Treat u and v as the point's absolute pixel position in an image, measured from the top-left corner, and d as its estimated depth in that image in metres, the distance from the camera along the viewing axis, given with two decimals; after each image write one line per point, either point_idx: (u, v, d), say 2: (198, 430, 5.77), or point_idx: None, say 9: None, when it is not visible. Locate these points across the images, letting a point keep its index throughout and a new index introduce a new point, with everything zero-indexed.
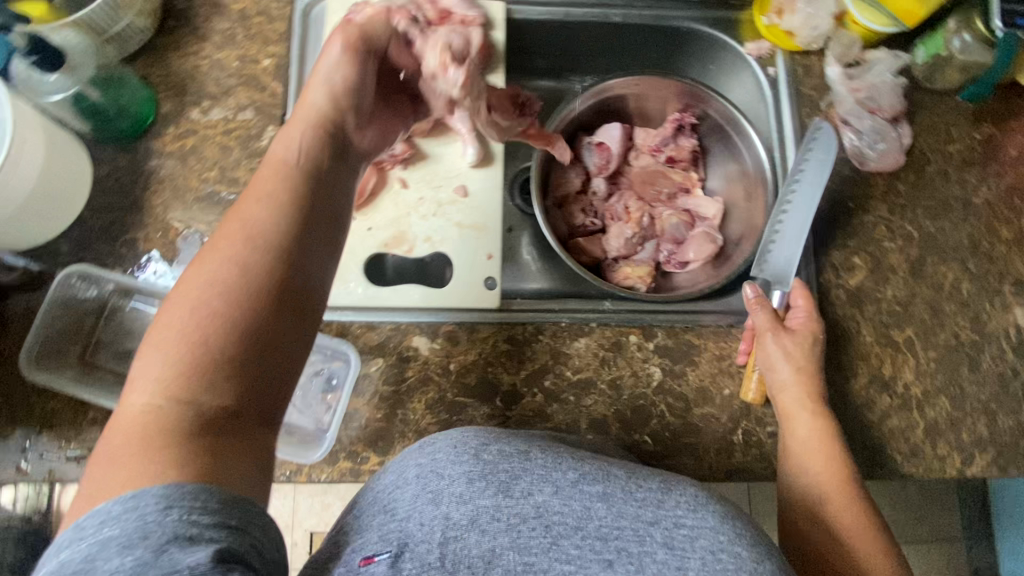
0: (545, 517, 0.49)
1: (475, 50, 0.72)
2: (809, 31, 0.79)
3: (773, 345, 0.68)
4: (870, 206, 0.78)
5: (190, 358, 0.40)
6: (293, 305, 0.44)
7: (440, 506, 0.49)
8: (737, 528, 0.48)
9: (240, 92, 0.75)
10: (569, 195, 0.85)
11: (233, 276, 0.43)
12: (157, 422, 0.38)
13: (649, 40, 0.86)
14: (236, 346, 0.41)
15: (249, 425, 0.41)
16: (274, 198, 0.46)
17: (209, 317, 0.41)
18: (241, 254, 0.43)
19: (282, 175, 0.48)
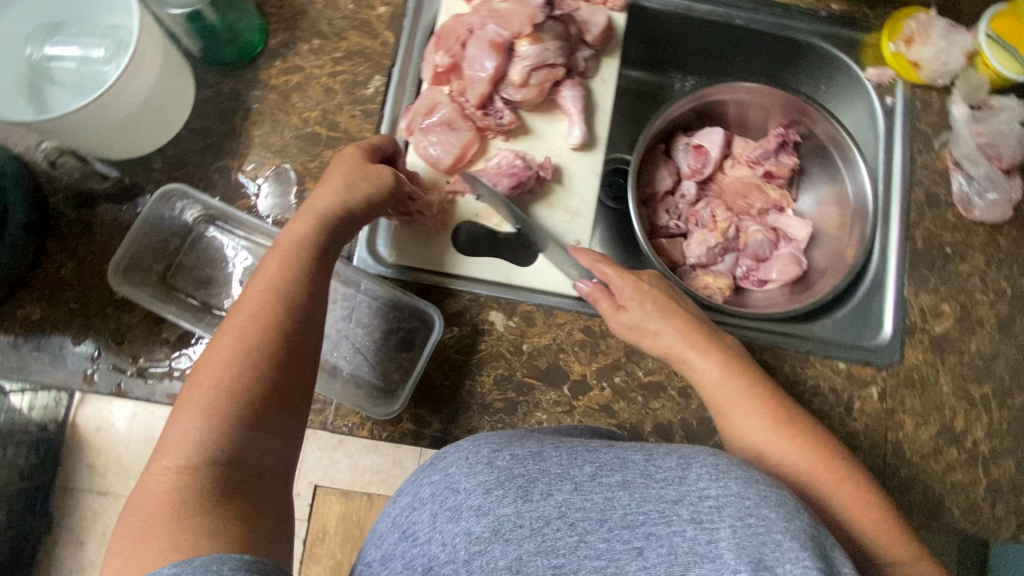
0: (569, 516, 0.44)
1: (598, 31, 0.70)
2: (938, 66, 0.77)
3: (631, 305, 0.65)
4: (968, 255, 0.76)
5: (215, 420, 0.42)
6: (300, 375, 0.47)
7: (460, 523, 0.46)
8: (762, 490, 0.41)
9: (350, 36, 0.73)
10: (658, 194, 0.83)
11: (254, 336, 0.46)
12: (179, 490, 0.39)
13: (766, 50, 0.84)
14: (258, 403, 0.44)
15: (267, 487, 0.43)
16: (277, 277, 0.50)
17: (234, 377, 0.44)
18: (255, 327, 0.47)
19: (292, 257, 0.52)
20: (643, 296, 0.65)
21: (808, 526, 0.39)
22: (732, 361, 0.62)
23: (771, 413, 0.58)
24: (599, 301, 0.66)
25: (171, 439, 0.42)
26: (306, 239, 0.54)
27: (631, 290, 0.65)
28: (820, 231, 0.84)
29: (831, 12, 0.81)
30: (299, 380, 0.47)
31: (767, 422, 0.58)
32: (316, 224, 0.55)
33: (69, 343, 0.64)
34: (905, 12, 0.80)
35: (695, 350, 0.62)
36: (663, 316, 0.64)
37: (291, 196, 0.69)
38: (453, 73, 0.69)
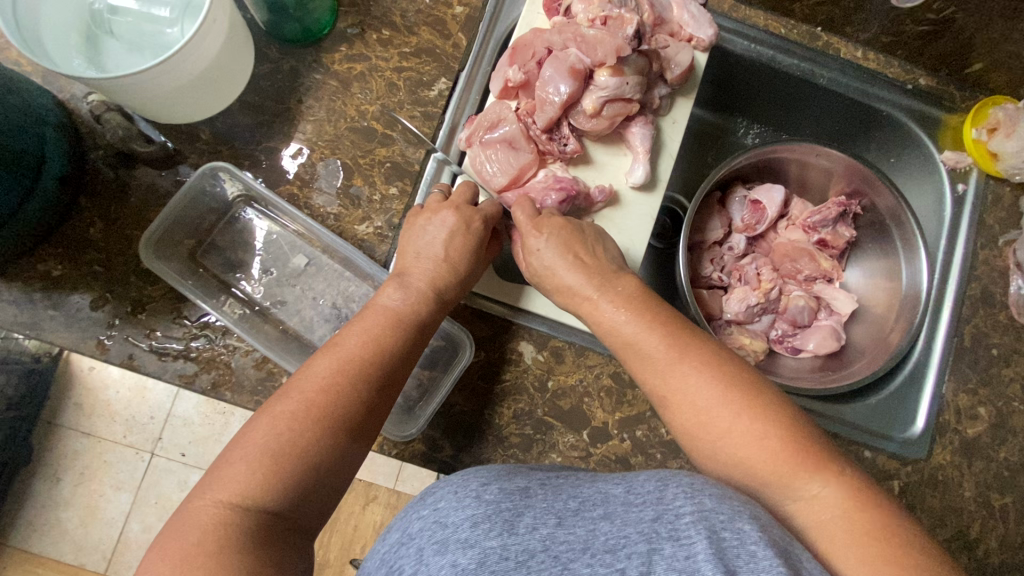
0: (553, 548, 0.41)
1: (681, 70, 0.67)
2: (1019, 160, 0.74)
3: (540, 244, 0.59)
4: (1013, 360, 0.74)
5: (269, 468, 0.45)
6: (361, 441, 0.49)
7: (445, 556, 0.41)
8: (735, 505, 0.42)
9: (421, 32, 0.70)
10: (706, 243, 0.81)
11: (327, 395, 0.48)
12: (224, 528, 0.42)
13: (843, 113, 0.80)
14: (311, 462, 0.46)
15: (297, 535, 0.46)
16: (371, 336, 0.52)
17: (294, 430, 0.47)
18: (336, 385, 0.49)
19: (386, 320, 0.54)
20: (552, 228, 0.59)
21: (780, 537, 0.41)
22: (632, 300, 0.56)
23: (671, 344, 0.54)
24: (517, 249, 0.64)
25: (229, 469, 0.45)
26: (404, 311, 0.55)
27: (535, 239, 0.59)
28: (865, 309, 0.81)
29: (917, 86, 0.78)
30: (359, 446, 0.49)
31: (665, 358, 0.53)
32: (409, 289, 0.56)
33: (87, 304, 0.62)
34: (992, 99, 0.77)
35: (597, 293, 0.57)
36: (570, 255, 0.58)
37: (336, 190, 0.66)
38: (523, 90, 0.66)
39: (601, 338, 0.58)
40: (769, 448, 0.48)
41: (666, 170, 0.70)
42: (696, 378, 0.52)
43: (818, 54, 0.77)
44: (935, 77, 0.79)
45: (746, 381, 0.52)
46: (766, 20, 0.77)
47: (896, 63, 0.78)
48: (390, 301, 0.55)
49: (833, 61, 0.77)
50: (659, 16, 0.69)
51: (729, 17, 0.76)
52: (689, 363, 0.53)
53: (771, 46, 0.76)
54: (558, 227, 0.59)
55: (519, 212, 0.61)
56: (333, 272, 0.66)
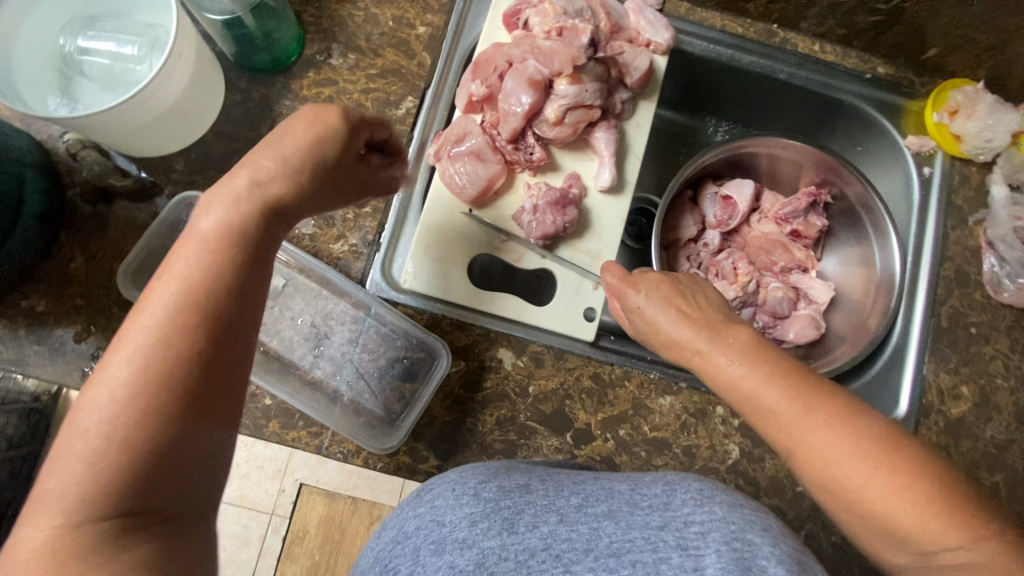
0: (554, 547, 0.49)
1: (640, 75, 0.69)
2: (981, 141, 0.75)
3: (640, 300, 0.59)
4: (992, 337, 0.74)
5: (94, 472, 0.35)
6: (213, 405, 0.38)
7: (443, 556, 0.49)
8: (747, 515, 0.48)
9: (387, 54, 0.72)
10: (680, 241, 0.83)
11: (143, 364, 0.36)
12: (64, 550, 0.34)
13: (805, 106, 0.82)
14: (152, 445, 0.36)
15: (173, 530, 0.37)
16: (184, 274, 0.38)
17: (109, 420, 0.35)
18: (150, 350, 0.36)
19: (198, 248, 0.39)
20: (651, 284, 0.60)
21: (791, 548, 0.45)
22: (742, 353, 0.53)
23: (791, 391, 0.49)
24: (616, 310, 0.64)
25: (49, 482, 0.35)
26: (222, 232, 0.40)
27: (637, 295, 0.60)
28: (842, 295, 0.82)
29: (876, 75, 0.80)
30: (216, 410, 0.39)
31: (795, 418, 0.49)
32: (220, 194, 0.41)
33: (71, 337, 0.63)
34: (952, 83, 0.78)
35: (705, 347, 0.55)
36: (674, 309, 0.58)
37: None
38: (487, 103, 0.68)
39: (717, 390, 0.55)
40: (934, 512, 0.43)
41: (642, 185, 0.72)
42: (825, 429, 0.47)
43: (776, 50, 0.79)
44: (893, 65, 0.80)
45: (895, 438, 0.46)
46: (723, 21, 0.79)
47: (854, 54, 0.80)
48: (207, 224, 0.40)
49: (791, 56, 0.79)
50: (615, 24, 0.71)
51: (686, 20, 0.78)
52: (816, 414, 0.48)
53: (730, 46, 0.78)
54: (656, 282, 0.60)
55: (608, 273, 0.63)
56: (310, 291, 0.68)
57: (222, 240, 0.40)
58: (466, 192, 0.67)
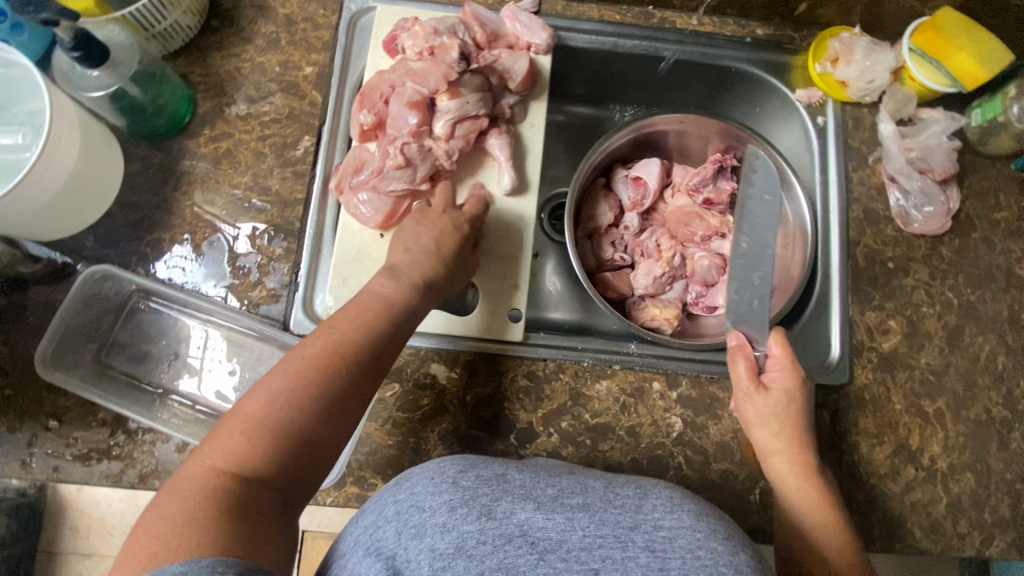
0: (530, 535, 0.50)
1: (521, 78, 0.71)
2: (864, 83, 0.77)
3: (779, 381, 0.66)
4: (911, 268, 0.76)
5: (261, 436, 0.46)
6: (347, 416, 0.51)
7: (424, 539, 0.50)
8: (712, 523, 0.51)
9: (278, 99, 0.74)
10: (600, 229, 0.85)
11: (321, 370, 0.50)
12: (215, 497, 0.42)
13: (696, 79, 0.84)
14: (303, 431, 0.48)
15: (284, 505, 0.47)
16: (363, 320, 0.55)
17: (283, 402, 0.48)
18: (329, 361, 0.51)
19: (379, 305, 0.57)
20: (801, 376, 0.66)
21: (749, 558, 0.49)
22: (788, 427, 0.64)
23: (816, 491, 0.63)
24: (742, 373, 0.67)
25: (222, 436, 0.46)
26: (391, 297, 0.58)
27: (794, 382, 0.65)
28: None
29: (756, 38, 0.82)
30: (353, 418, 0.52)
31: (809, 500, 0.62)
32: (399, 278, 0.60)
33: (5, 429, 0.63)
34: (828, 32, 0.80)
35: (787, 447, 0.64)
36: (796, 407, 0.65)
37: (226, 265, 0.69)
38: (379, 129, 0.69)
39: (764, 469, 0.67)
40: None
41: (755, 281, 0.73)
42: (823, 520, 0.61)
43: (657, 30, 0.81)
44: (771, 25, 0.83)
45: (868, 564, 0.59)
46: (600, 11, 0.81)
47: (731, 21, 0.82)
48: (384, 290, 0.59)
49: (672, 33, 0.81)
50: (491, 31, 0.74)
51: (564, 16, 0.80)
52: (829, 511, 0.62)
53: (611, 34, 0.80)
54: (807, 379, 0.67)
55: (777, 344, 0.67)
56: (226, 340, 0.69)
57: (385, 301, 0.58)
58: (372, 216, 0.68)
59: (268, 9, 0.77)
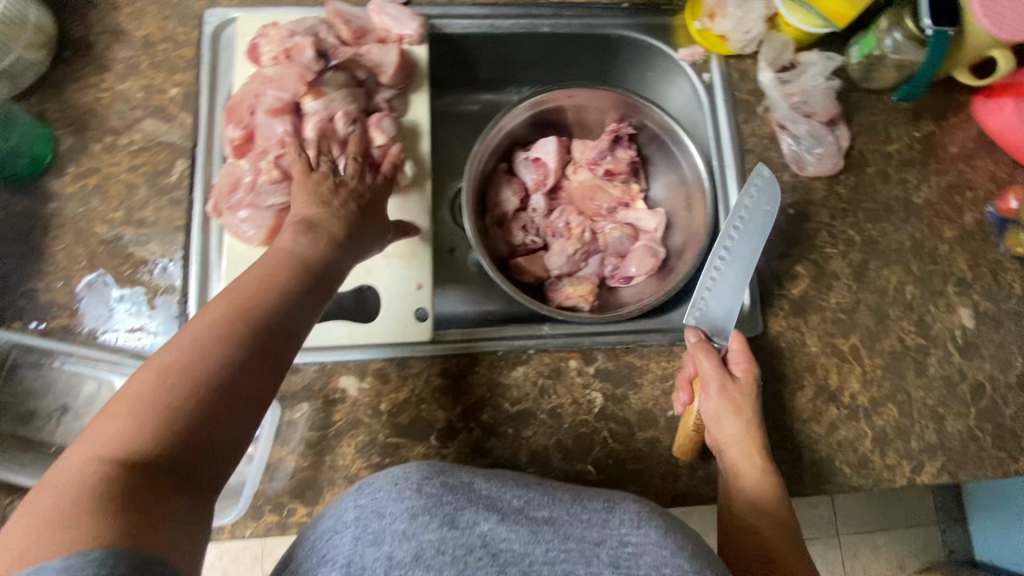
0: (493, 545, 0.47)
1: (393, 70, 0.70)
2: (742, 35, 0.77)
3: (745, 373, 0.67)
4: (811, 212, 0.77)
5: (151, 413, 0.39)
6: (258, 375, 0.44)
7: (381, 547, 0.46)
8: (677, 540, 0.49)
9: (145, 126, 0.71)
10: (507, 214, 0.84)
11: (217, 332, 0.43)
12: (96, 487, 0.35)
13: (582, 50, 0.83)
14: (202, 399, 0.40)
15: (197, 486, 0.39)
16: (264, 280, 0.48)
17: (176, 372, 0.41)
18: (226, 321, 0.44)
19: (288, 264, 0.51)
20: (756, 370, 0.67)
21: None
22: (752, 419, 0.65)
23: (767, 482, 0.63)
24: (709, 369, 0.66)
25: (100, 425, 0.39)
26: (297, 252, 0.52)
27: (756, 373, 0.67)
28: (672, 216, 0.85)
29: (633, 3, 0.81)
30: (268, 378, 0.45)
31: (758, 486, 0.63)
32: (317, 234, 0.53)
33: None
34: None
35: (754, 442, 0.64)
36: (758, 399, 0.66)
37: (110, 305, 0.66)
38: (251, 144, 0.67)
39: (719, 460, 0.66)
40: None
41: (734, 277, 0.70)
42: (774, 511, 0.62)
43: (533, 6, 0.79)
44: None
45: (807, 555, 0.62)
46: None
47: None
48: (294, 246, 0.52)
49: (548, 7, 0.80)
50: (358, 28, 0.72)
51: (434, 3, 0.78)
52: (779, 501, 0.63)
53: (485, 15, 0.78)
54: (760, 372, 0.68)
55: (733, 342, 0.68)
56: (118, 384, 0.65)
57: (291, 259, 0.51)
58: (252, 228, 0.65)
59: (124, 33, 0.74)
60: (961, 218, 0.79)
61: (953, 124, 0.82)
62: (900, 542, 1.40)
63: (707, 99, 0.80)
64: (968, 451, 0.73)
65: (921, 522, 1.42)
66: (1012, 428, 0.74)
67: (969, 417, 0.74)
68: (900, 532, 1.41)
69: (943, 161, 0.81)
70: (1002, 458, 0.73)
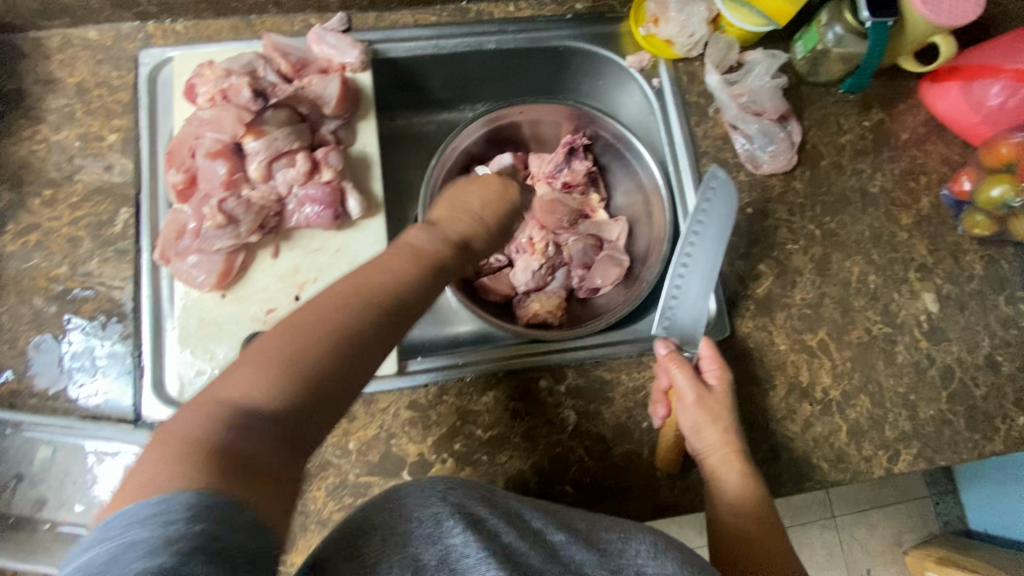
0: (517, 555, 0.44)
1: (335, 101, 0.68)
2: (687, 38, 0.77)
3: (715, 380, 0.66)
4: (770, 210, 0.77)
5: (279, 368, 0.38)
6: (378, 349, 0.42)
7: (407, 548, 0.41)
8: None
9: (85, 177, 0.69)
10: None
11: (345, 304, 0.42)
12: (224, 430, 0.34)
13: (530, 64, 0.83)
14: (326, 363, 0.39)
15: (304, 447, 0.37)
16: (392, 263, 0.47)
17: (304, 335, 0.39)
18: (355, 294, 0.43)
19: (410, 254, 0.48)
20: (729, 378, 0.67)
21: None
22: (728, 426, 0.64)
23: (749, 490, 0.62)
24: (682, 379, 0.65)
25: (231, 374, 0.38)
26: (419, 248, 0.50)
27: (727, 379, 0.66)
28: (634, 222, 0.85)
29: (576, 13, 0.81)
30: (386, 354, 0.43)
31: (739, 494, 0.62)
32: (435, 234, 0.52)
33: None
34: None
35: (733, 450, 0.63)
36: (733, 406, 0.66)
37: (59, 366, 0.64)
38: (194, 187, 0.65)
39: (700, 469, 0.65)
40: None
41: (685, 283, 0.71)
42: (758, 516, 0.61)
43: (475, 24, 0.78)
44: None
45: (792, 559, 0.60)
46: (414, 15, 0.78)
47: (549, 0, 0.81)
48: (415, 240, 0.50)
49: (492, 24, 0.79)
50: (297, 60, 0.70)
51: (375, 28, 0.76)
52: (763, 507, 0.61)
53: (429, 37, 0.77)
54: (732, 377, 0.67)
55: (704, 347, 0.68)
56: (73, 448, 0.62)
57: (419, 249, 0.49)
58: (203, 275, 0.64)
59: (57, 81, 0.72)
60: (918, 204, 0.80)
61: (903, 110, 0.83)
62: (895, 517, 1.41)
63: (659, 103, 0.79)
64: (942, 435, 0.73)
65: (916, 495, 1.42)
66: (983, 409, 0.74)
67: (940, 402, 0.74)
68: (895, 507, 1.42)
69: (896, 148, 0.81)
70: (975, 440, 0.73)
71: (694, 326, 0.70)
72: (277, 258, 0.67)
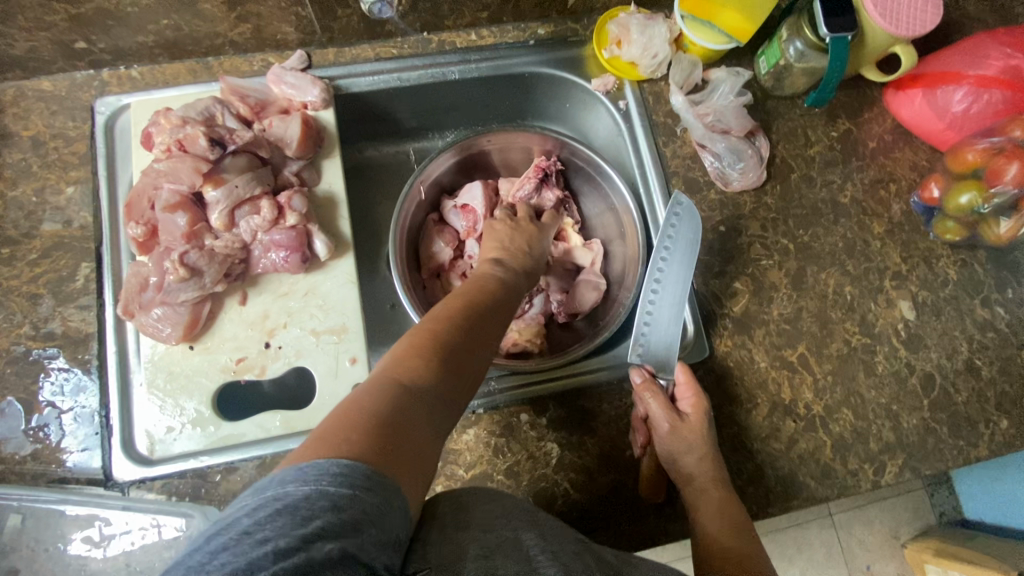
0: (558, 541, 0.47)
1: (296, 143, 0.67)
2: (650, 60, 0.77)
3: (688, 405, 0.66)
4: (743, 226, 0.77)
5: (417, 366, 0.46)
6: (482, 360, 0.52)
7: (469, 531, 0.45)
8: None
9: (43, 232, 0.67)
10: (443, 265, 0.83)
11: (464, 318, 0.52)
12: (386, 410, 0.41)
13: (495, 91, 0.82)
14: (449, 369, 0.47)
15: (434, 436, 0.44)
16: (489, 291, 0.58)
17: (434, 341, 0.49)
18: (469, 314, 0.53)
19: (490, 285, 0.60)
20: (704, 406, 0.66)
21: None
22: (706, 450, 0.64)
23: (733, 511, 0.61)
24: (655, 407, 0.65)
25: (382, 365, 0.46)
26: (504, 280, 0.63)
27: (703, 404, 0.66)
28: (609, 243, 0.85)
29: (538, 38, 0.80)
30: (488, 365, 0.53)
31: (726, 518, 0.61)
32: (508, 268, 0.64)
33: None
34: (607, 16, 0.79)
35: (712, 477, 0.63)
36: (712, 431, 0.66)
37: (23, 430, 0.62)
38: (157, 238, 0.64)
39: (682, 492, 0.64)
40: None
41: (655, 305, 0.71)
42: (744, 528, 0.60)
43: (437, 55, 0.78)
44: (551, 22, 0.81)
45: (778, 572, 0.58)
46: (375, 49, 0.77)
47: (510, 28, 0.80)
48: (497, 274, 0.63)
49: (454, 55, 0.78)
50: (257, 102, 0.70)
51: (336, 64, 0.76)
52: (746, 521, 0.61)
53: (390, 70, 0.76)
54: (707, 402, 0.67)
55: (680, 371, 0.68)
56: (48, 512, 0.61)
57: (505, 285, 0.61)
58: (168, 329, 0.63)
59: (11, 135, 0.70)
60: (889, 212, 0.80)
61: (869, 119, 0.83)
62: (891, 511, 1.41)
63: (627, 125, 0.79)
64: (927, 444, 0.73)
65: (911, 488, 1.42)
66: (966, 415, 0.74)
67: (923, 410, 0.74)
68: (891, 502, 1.41)
69: (864, 157, 0.82)
70: (960, 446, 0.73)
71: (668, 352, 0.69)
72: (246, 305, 0.66)
